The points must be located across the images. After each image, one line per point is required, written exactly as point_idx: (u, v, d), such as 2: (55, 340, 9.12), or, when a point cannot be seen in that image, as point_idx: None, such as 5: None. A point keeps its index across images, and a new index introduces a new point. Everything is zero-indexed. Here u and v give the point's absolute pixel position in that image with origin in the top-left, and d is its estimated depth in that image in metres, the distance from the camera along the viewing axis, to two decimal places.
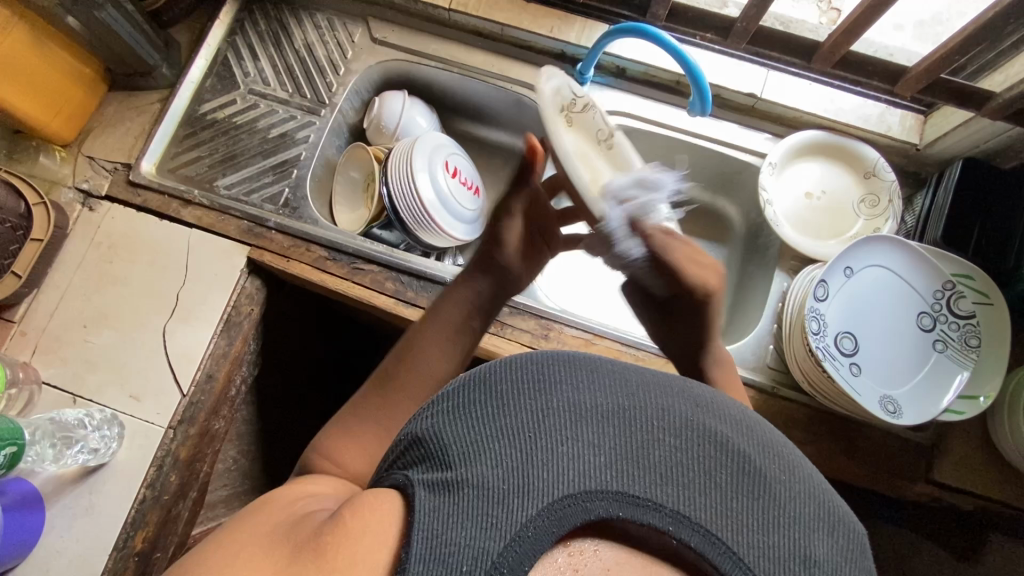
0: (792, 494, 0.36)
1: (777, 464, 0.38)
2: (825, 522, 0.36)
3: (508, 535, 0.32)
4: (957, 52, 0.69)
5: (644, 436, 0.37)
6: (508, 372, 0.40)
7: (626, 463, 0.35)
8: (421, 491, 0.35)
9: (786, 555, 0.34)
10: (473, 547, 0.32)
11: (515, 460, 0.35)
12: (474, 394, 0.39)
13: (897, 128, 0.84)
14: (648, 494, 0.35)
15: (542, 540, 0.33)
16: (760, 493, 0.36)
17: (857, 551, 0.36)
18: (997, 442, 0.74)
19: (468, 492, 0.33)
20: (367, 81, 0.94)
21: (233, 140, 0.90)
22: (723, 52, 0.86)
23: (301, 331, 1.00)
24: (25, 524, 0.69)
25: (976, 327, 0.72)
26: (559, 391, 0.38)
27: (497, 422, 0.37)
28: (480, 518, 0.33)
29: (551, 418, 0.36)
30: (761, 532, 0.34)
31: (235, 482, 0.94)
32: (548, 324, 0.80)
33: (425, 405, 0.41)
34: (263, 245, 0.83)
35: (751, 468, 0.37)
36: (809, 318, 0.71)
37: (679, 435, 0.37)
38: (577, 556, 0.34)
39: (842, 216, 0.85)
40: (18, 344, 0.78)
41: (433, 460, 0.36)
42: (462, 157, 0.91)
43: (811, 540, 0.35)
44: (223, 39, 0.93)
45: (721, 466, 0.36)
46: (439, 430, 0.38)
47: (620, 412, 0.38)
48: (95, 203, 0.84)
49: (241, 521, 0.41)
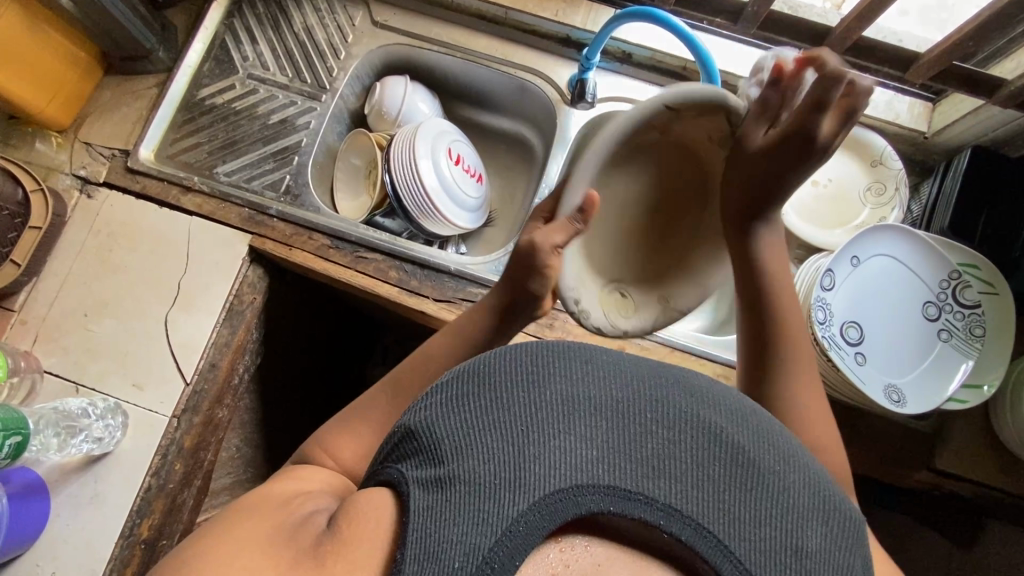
0: (785, 484, 0.36)
1: (772, 455, 0.38)
2: (818, 512, 0.36)
3: (499, 530, 0.32)
4: (970, 39, 0.68)
5: (637, 429, 0.37)
6: (504, 363, 0.39)
7: (619, 456, 0.35)
8: (415, 489, 0.35)
9: (778, 547, 0.34)
10: (465, 544, 0.32)
11: (507, 454, 0.35)
12: (468, 387, 0.39)
13: (905, 116, 0.84)
14: (640, 489, 0.34)
15: (533, 535, 0.32)
16: (753, 485, 0.36)
17: (850, 539, 0.36)
18: (997, 429, 0.74)
19: (461, 489, 0.33)
20: (368, 65, 0.93)
21: (233, 126, 0.88)
22: (731, 37, 0.85)
23: (303, 321, 0.99)
24: (32, 512, 0.69)
25: (980, 316, 0.72)
26: (553, 383, 0.38)
27: (490, 416, 0.37)
28: (473, 513, 0.33)
29: (545, 413, 0.36)
30: (754, 524, 0.34)
31: (239, 470, 0.94)
32: (553, 313, 0.80)
33: (419, 397, 0.41)
34: (266, 233, 0.82)
35: (744, 461, 0.36)
36: (815, 307, 0.71)
37: (673, 427, 0.37)
38: (568, 552, 0.34)
39: (849, 205, 0.84)
40: (19, 332, 0.78)
41: (427, 455, 0.36)
42: (465, 144, 0.90)
43: (804, 530, 0.35)
44: (221, 21, 0.91)
45: (714, 458, 0.36)
46: (432, 422, 0.37)
47: (613, 405, 0.38)
48: (93, 190, 0.83)
49: (237, 517, 0.40)
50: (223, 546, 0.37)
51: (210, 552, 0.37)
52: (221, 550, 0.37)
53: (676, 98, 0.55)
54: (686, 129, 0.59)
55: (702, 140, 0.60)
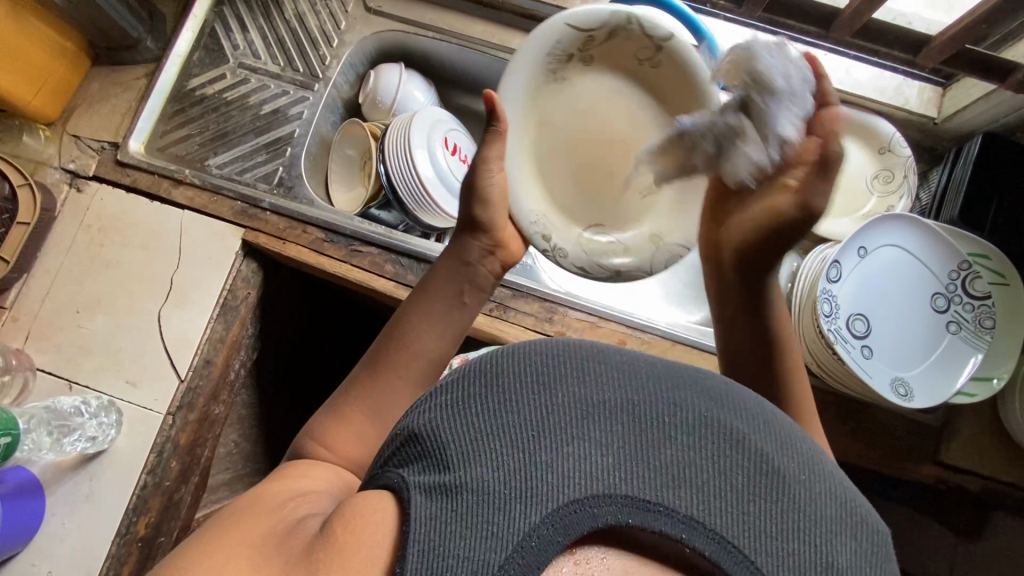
0: (811, 495, 0.35)
1: (796, 463, 0.36)
2: (846, 524, 0.34)
3: (510, 544, 0.31)
4: (984, 21, 0.66)
5: (654, 435, 0.35)
6: (513, 367, 0.38)
7: (636, 464, 0.34)
8: (418, 496, 0.33)
9: (806, 563, 0.32)
10: (474, 559, 0.30)
11: (517, 462, 0.33)
12: (474, 388, 0.37)
13: (914, 101, 0.81)
14: (659, 499, 0.33)
15: (547, 550, 0.31)
16: (778, 496, 0.34)
17: (878, 554, 0.35)
18: (1007, 424, 0.73)
19: (469, 498, 0.32)
20: (361, 53, 0.91)
21: (224, 116, 0.87)
22: (736, 20, 0.82)
23: (299, 315, 0.98)
24: (27, 511, 0.68)
25: (991, 308, 0.70)
26: (564, 387, 0.37)
27: (498, 420, 0.35)
28: (481, 526, 0.31)
29: (556, 419, 0.35)
30: (780, 537, 0.33)
31: (237, 466, 0.94)
32: (552, 307, 0.78)
33: (421, 398, 0.39)
34: (259, 227, 0.80)
35: (768, 470, 0.35)
36: (820, 300, 0.69)
37: (692, 433, 0.36)
38: (583, 564, 0.32)
39: (856, 193, 0.82)
40: (11, 330, 0.77)
41: (432, 460, 0.35)
42: (462, 133, 0.88)
43: (833, 544, 0.33)
44: (210, 9, 0.89)
45: (736, 465, 0.35)
46: (437, 427, 0.36)
47: (628, 410, 0.36)
48: (83, 184, 0.81)
49: (227, 526, 0.39)
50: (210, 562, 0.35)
51: (198, 567, 0.35)
52: (210, 566, 0.35)
53: (578, 18, 0.58)
54: (607, 55, 0.60)
55: (631, 65, 0.60)
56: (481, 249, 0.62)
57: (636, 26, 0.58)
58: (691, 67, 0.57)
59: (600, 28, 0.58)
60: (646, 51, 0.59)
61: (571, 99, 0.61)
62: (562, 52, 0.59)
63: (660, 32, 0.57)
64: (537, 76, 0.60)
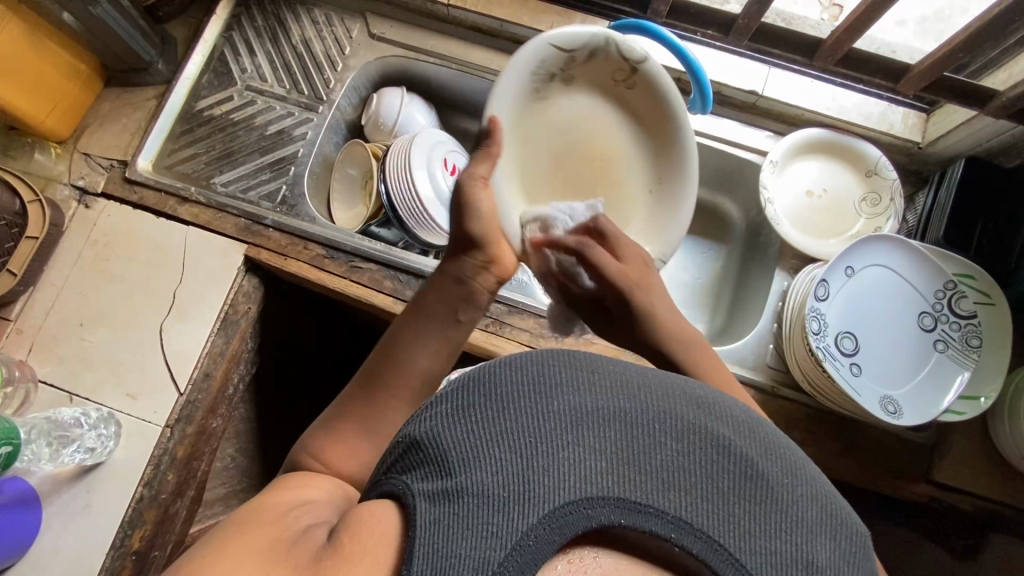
0: (794, 497, 0.36)
1: (780, 468, 0.37)
2: (827, 525, 0.35)
3: (508, 544, 0.31)
4: (961, 50, 0.69)
5: (646, 440, 0.36)
6: (508, 375, 0.39)
7: (630, 468, 0.35)
8: (421, 502, 0.34)
9: (790, 561, 0.33)
10: (474, 558, 0.31)
11: (515, 466, 0.34)
12: (475, 397, 0.38)
13: (899, 126, 0.84)
14: (650, 500, 0.34)
15: (544, 548, 0.32)
16: (762, 498, 0.35)
17: (858, 552, 0.36)
18: (996, 441, 0.74)
19: (469, 501, 0.33)
20: (365, 76, 0.94)
21: (231, 136, 0.89)
22: (726, 49, 0.85)
23: (298, 332, 1.00)
24: (23, 523, 0.68)
25: (977, 327, 0.71)
26: (560, 394, 0.38)
27: (497, 426, 0.36)
28: (480, 527, 0.32)
29: (552, 422, 0.36)
30: (762, 536, 0.34)
31: (234, 480, 0.94)
32: (547, 323, 0.80)
33: (422, 406, 0.40)
34: (261, 243, 0.82)
35: (753, 473, 0.36)
36: (809, 318, 0.71)
37: (681, 438, 0.37)
38: (576, 563, 0.33)
39: (844, 215, 0.84)
40: (15, 342, 0.78)
41: (433, 466, 0.35)
42: (460, 154, 0.91)
43: (813, 544, 0.34)
44: (220, 34, 0.93)
45: (723, 470, 0.36)
46: (438, 433, 0.37)
47: (621, 415, 0.37)
48: (91, 201, 0.83)
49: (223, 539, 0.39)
50: (216, 563, 0.36)
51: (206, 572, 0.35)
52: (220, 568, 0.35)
53: (561, 39, 0.60)
54: (585, 77, 0.63)
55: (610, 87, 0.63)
56: (474, 265, 0.59)
57: (613, 49, 0.61)
58: (664, 92, 0.62)
59: (581, 49, 0.61)
60: (620, 74, 0.62)
61: (554, 115, 0.63)
62: (545, 71, 0.61)
63: (638, 56, 0.60)
64: (523, 94, 0.60)
